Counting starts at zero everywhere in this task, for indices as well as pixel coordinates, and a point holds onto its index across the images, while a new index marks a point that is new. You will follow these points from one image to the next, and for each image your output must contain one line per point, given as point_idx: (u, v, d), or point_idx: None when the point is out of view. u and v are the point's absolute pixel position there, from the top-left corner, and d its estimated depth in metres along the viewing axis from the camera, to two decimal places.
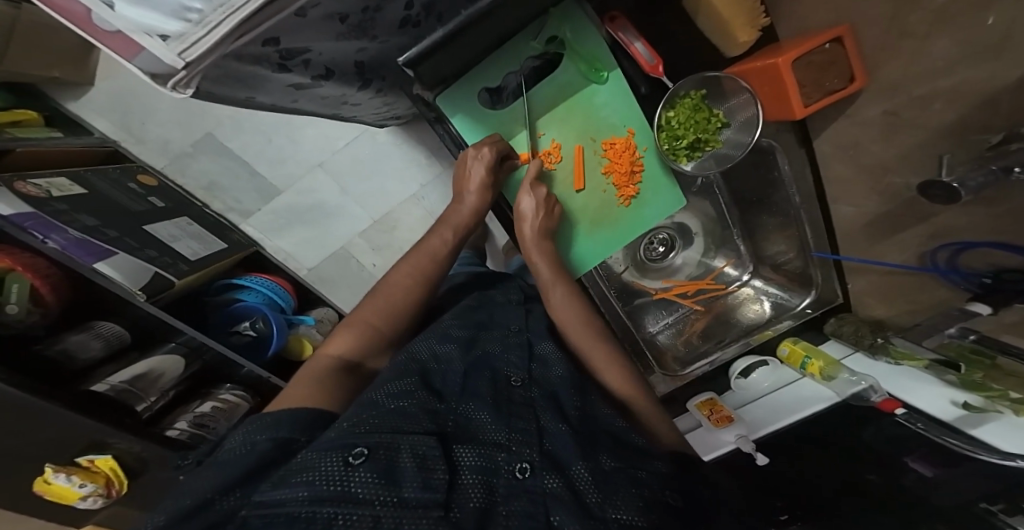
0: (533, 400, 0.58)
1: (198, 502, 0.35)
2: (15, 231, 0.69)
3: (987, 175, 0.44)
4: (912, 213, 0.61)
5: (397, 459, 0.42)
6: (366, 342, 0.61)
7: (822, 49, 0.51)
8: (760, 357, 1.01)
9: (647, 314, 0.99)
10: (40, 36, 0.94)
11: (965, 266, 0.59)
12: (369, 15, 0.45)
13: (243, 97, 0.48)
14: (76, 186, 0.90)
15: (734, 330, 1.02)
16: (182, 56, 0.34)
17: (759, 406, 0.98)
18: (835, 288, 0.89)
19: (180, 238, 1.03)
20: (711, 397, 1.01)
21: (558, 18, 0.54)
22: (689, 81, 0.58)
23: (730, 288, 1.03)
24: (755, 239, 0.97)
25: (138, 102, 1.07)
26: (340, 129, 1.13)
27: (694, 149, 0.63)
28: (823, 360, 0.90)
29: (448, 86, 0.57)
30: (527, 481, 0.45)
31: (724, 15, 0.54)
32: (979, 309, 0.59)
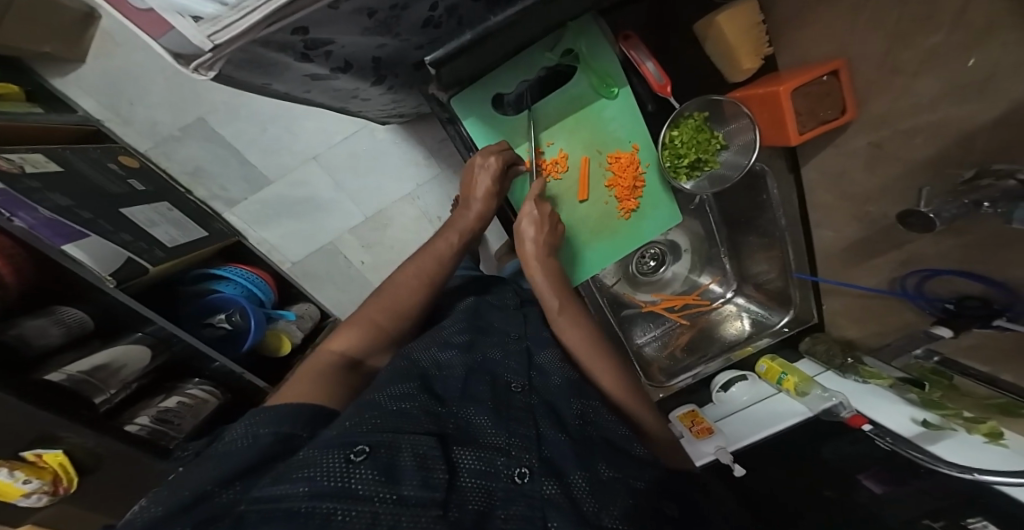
0: (530, 403, 0.59)
1: (197, 495, 0.34)
2: None
3: (960, 208, 0.48)
4: (888, 241, 0.65)
5: (398, 458, 0.41)
6: (373, 340, 0.62)
7: (818, 81, 0.55)
8: (738, 371, 1.03)
9: (635, 326, 1.03)
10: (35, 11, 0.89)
11: (932, 292, 0.64)
12: (395, 12, 0.46)
13: (259, 84, 0.48)
14: (54, 163, 0.85)
15: (716, 345, 1.07)
16: (211, 37, 0.33)
17: (735, 420, 1.01)
18: (812, 309, 0.96)
19: (159, 224, 0.99)
20: (692, 408, 1.03)
21: (574, 33, 0.57)
22: (694, 103, 0.61)
23: (714, 305, 1.07)
24: (741, 258, 1.01)
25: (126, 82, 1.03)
26: (338, 124, 1.11)
27: (694, 168, 0.66)
28: (798, 377, 0.94)
29: (463, 89, 0.58)
30: (526, 484, 0.45)
31: (730, 43, 0.58)
32: (942, 331, 0.64)
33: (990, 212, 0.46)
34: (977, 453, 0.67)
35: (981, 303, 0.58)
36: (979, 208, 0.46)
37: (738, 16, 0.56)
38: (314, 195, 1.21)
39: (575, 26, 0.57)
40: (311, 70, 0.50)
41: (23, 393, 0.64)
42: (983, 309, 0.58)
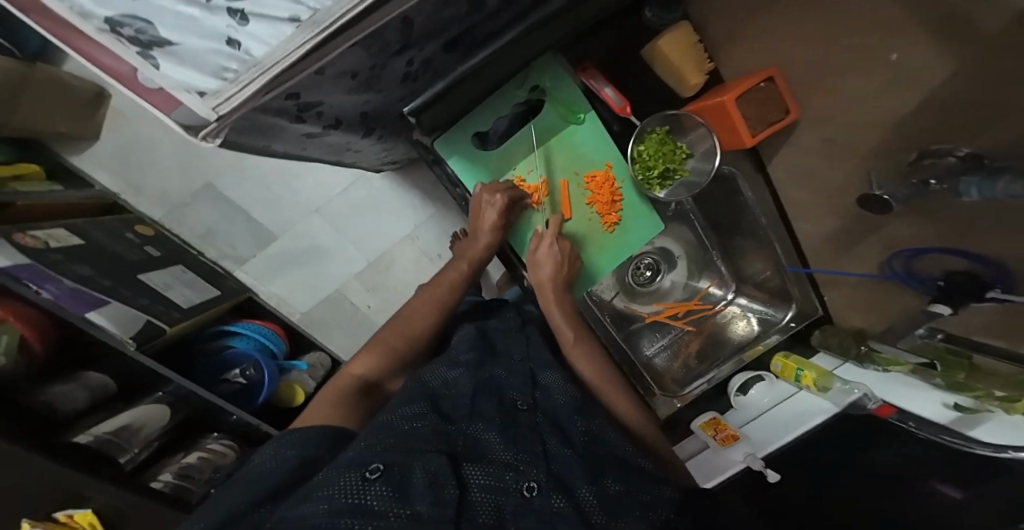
0: (534, 422, 0.60)
1: (238, 511, 0.37)
2: (13, 283, 0.70)
3: (908, 189, 0.53)
4: (864, 228, 0.68)
5: (410, 477, 0.43)
6: (386, 367, 0.65)
7: (758, 87, 0.59)
8: (755, 373, 1.06)
9: (642, 339, 1.06)
10: (51, 91, 1.01)
11: (920, 272, 0.65)
12: (375, 72, 0.52)
13: (261, 147, 0.53)
14: (75, 236, 0.92)
15: (727, 349, 1.07)
16: (215, 109, 0.39)
17: (762, 424, 1.05)
18: (814, 302, 0.95)
19: (174, 286, 1.05)
20: (714, 416, 1.07)
21: (538, 71, 0.63)
22: (654, 118, 0.65)
23: (717, 308, 1.08)
24: (733, 260, 1.03)
25: (141, 156, 1.17)
26: (336, 176, 1.21)
27: (665, 178, 0.69)
28: (815, 373, 0.96)
29: (444, 132, 0.64)
30: (534, 499, 0.47)
31: (674, 63, 0.62)
32: (940, 309, 0.64)
33: (940, 188, 0.49)
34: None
35: (964, 278, 0.59)
36: (928, 185, 0.49)
37: (677, 37, 0.60)
38: (319, 245, 1.28)
39: (537, 65, 0.63)
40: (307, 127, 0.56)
41: (55, 453, 0.67)
42: (970, 284, 0.59)
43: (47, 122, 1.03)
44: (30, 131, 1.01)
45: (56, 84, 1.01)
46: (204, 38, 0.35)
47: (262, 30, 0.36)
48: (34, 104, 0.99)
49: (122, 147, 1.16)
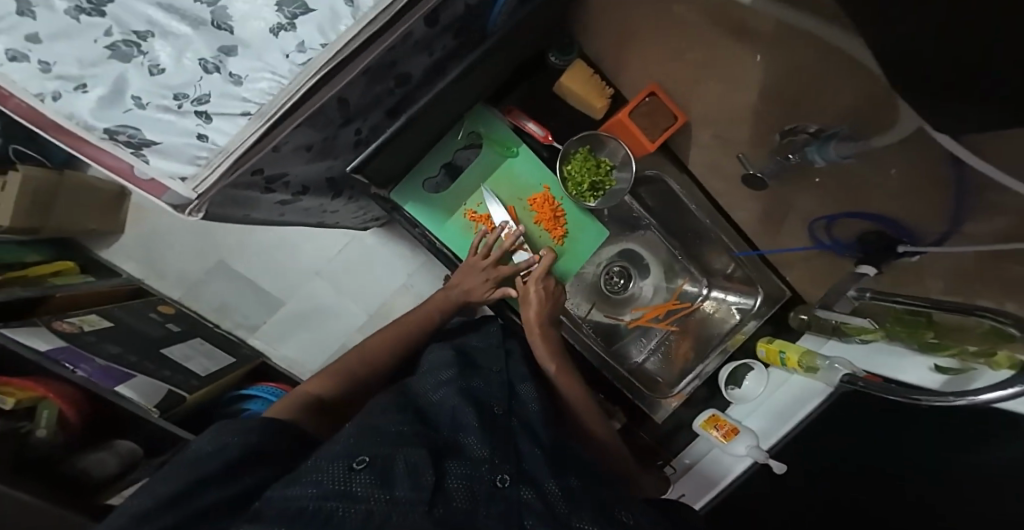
0: (510, 429, 0.64)
1: (181, 492, 0.43)
2: (53, 365, 0.83)
3: (774, 165, 0.71)
4: (785, 201, 0.75)
5: (393, 465, 0.49)
6: (344, 384, 0.71)
7: (644, 101, 0.69)
8: (743, 362, 1.03)
9: (629, 347, 1.08)
10: (80, 194, 1.18)
11: (842, 236, 0.71)
12: (328, 143, 0.63)
13: (241, 216, 0.64)
14: (105, 319, 1.04)
15: (713, 342, 1.06)
16: (195, 190, 0.50)
17: (762, 414, 0.98)
18: (775, 280, 0.98)
19: (193, 357, 1.14)
20: (713, 412, 1.00)
21: (472, 120, 0.75)
22: (574, 141, 0.75)
23: (695, 304, 1.09)
24: (700, 258, 1.08)
25: (160, 243, 1.32)
26: (331, 239, 1.33)
27: (597, 190, 0.76)
28: (798, 353, 0.92)
29: (399, 181, 0.74)
30: (506, 489, 0.52)
31: (578, 94, 0.72)
32: (867, 270, 0.66)
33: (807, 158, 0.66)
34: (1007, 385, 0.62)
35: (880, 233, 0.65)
36: (788, 159, 0.67)
37: (579, 73, 0.72)
38: (321, 305, 1.36)
39: (470, 116, 0.75)
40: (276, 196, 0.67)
41: (89, 512, 0.74)
42: (882, 242, 0.64)
43: (78, 220, 1.20)
44: (64, 230, 1.18)
45: (83, 187, 1.19)
46: (183, 136, 0.48)
47: (225, 126, 0.49)
48: (66, 206, 1.16)
49: (145, 237, 1.32)
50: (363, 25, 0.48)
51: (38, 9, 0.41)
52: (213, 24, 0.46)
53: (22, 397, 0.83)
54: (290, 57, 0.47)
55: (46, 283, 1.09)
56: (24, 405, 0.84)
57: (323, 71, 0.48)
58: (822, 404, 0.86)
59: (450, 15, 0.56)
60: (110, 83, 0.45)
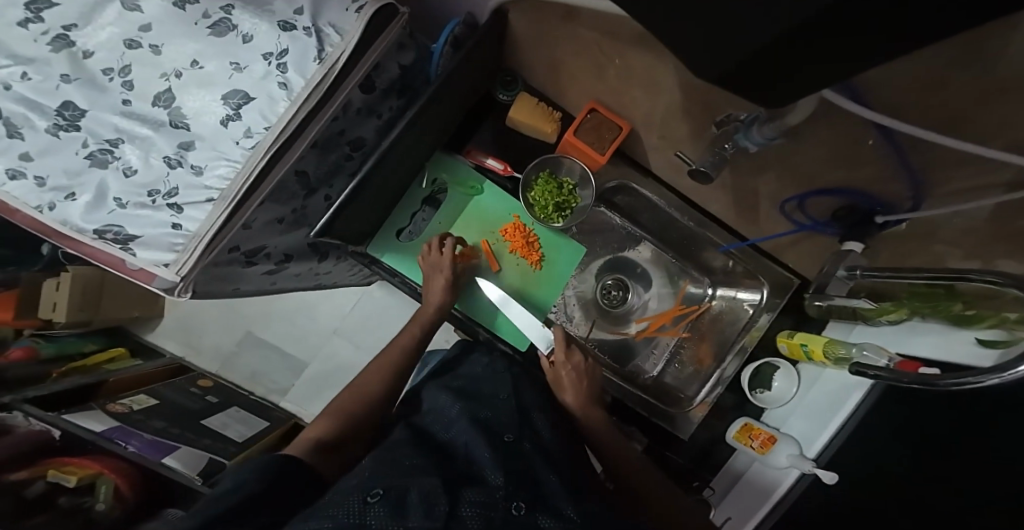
0: (526, 453, 0.59)
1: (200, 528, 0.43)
2: (105, 442, 0.91)
3: (712, 157, 0.64)
4: (746, 183, 0.68)
5: (406, 495, 0.47)
6: (354, 402, 0.67)
7: (586, 118, 0.71)
8: (769, 360, 0.82)
9: (642, 363, 0.96)
10: (123, 286, 1.31)
11: (816, 213, 0.66)
12: (300, 212, 0.66)
13: (231, 289, 0.69)
14: (151, 397, 1.16)
15: (731, 341, 0.89)
16: (178, 272, 0.51)
17: (801, 417, 0.76)
18: (778, 270, 0.80)
19: (230, 425, 1.18)
20: (744, 421, 0.79)
21: (434, 167, 0.79)
22: (533, 166, 0.78)
23: (704, 306, 0.94)
24: (696, 258, 0.93)
25: (195, 322, 1.42)
26: (344, 297, 1.38)
27: (563, 210, 0.79)
28: (821, 342, 0.72)
29: (374, 236, 0.78)
30: (521, 517, 0.48)
31: (528, 123, 0.76)
32: (853, 246, 0.62)
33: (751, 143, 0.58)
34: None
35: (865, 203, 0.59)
36: (725, 149, 0.62)
37: (524, 103, 0.76)
38: (341, 363, 1.38)
39: (433, 163, 0.79)
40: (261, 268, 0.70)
41: None
42: (857, 215, 0.60)
43: (124, 309, 1.32)
44: (113, 320, 1.31)
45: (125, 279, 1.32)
46: (160, 228, 0.52)
47: (194, 213, 0.51)
48: (111, 298, 1.29)
49: (181, 317, 1.42)
50: (298, 106, 0.50)
51: (26, 133, 0.52)
52: (171, 124, 0.52)
53: (82, 474, 0.93)
54: (240, 143, 0.51)
55: (102, 370, 1.22)
56: (85, 481, 0.93)
57: (271, 151, 0.50)
58: (865, 400, 0.64)
59: (386, 79, 0.60)
60: (94, 189, 0.53)
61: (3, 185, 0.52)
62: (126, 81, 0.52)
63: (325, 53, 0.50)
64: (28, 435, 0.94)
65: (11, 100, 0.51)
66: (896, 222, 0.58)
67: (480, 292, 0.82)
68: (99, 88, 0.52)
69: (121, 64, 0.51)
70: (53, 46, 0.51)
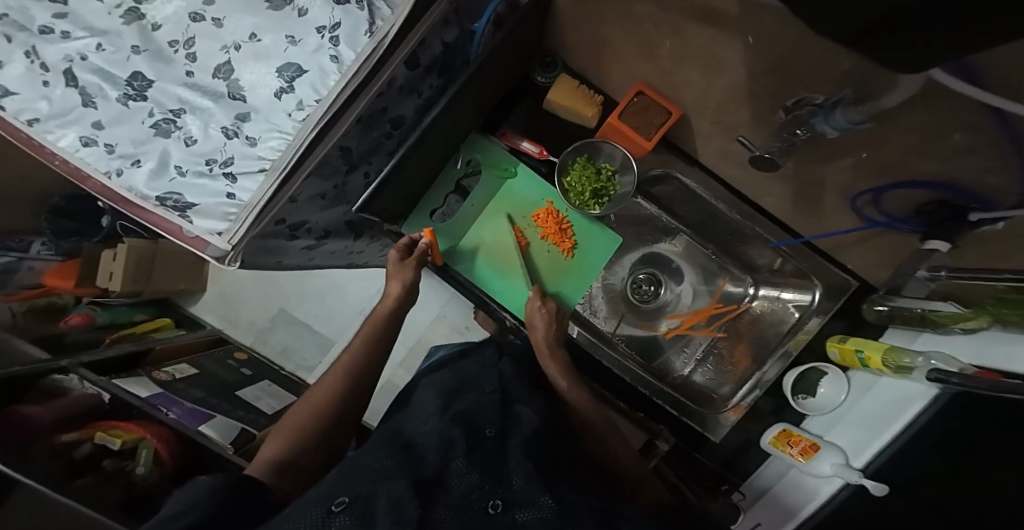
0: (507, 449, 0.55)
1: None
2: (152, 407, 0.96)
3: (781, 142, 0.61)
4: (811, 172, 0.63)
5: (373, 504, 0.43)
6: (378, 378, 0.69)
7: (631, 102, 0.70)
8: (811, 365, 0.78)
9: (671, 359, 0.93)
10: (170, 259, 1.37)
11: (894, 209, 0.60)
12: (340, 188, 0.66)
13: (274, 261, 0.71)
14: (192, 367, 1.22)
15: (773, 342, 0.85)
16: (229, 241, 0.54)
17: (849, 427, 0.71)
18: (836, 273, 0.76)
19: (262, 398, 1.23)
20: (784, 426, 0.77)
21: (468, 149, 0.79)
22: (570, 152, 0.78)
23: (743, 306, 0.91)
24: (738, 253, 0.89)
25: (233, 296, 1.48)
26: (373, 281, 1.41)
27: (601, 198, 0.78)
28: (880, 350, 0.68)
29: (408, 216, 0.79)
30: (498, 516, 0.44)
31: (568, 106, 0.75)
32: (936, 246, 0.57)
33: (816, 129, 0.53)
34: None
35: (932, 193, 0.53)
36: (798, 134, 0.57)
37: (565, 87, 0.76)
38: None
39: (467, 145, 0.79)
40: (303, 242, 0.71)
41: None
42: (947, 211, 0.53)
43: (171, 281, 1.39)
44: (161, 291, 1.38)
45: (172, 252, 1.38)
46: (216, 197, 0.54)
47: (247, 183, 0.53)
48: (159, 271, 1.35)
49: (221, 291, 1.49)
50: (347, 80, 0.51)
51: (98, 101, 0.55)
52: (230, 96, 0.54)
53: (128, 438, 0.97)
54: (292, 115, 0.52)
55: (149, 338, 1.29)
56: (129, 445, 0.97)
57: (320, 125, 0.51)
58: (928, 411, 0.59)
59: (430, 56, 0.59)
60: (157, 157, 0.55)
61: (76, 151, 0.55)
62: (190, 53, 0.54)
63: (376, 28, 0.51)
64: (82, 397, 1.00)
65: (88, 71, 0.55)
66: (993, 220, 0.51)
67: (500, 274, 0.80)
68: (165, 60, 0.54)
69: (186, 37, 0.54)
70: (126, 19, 0.54)
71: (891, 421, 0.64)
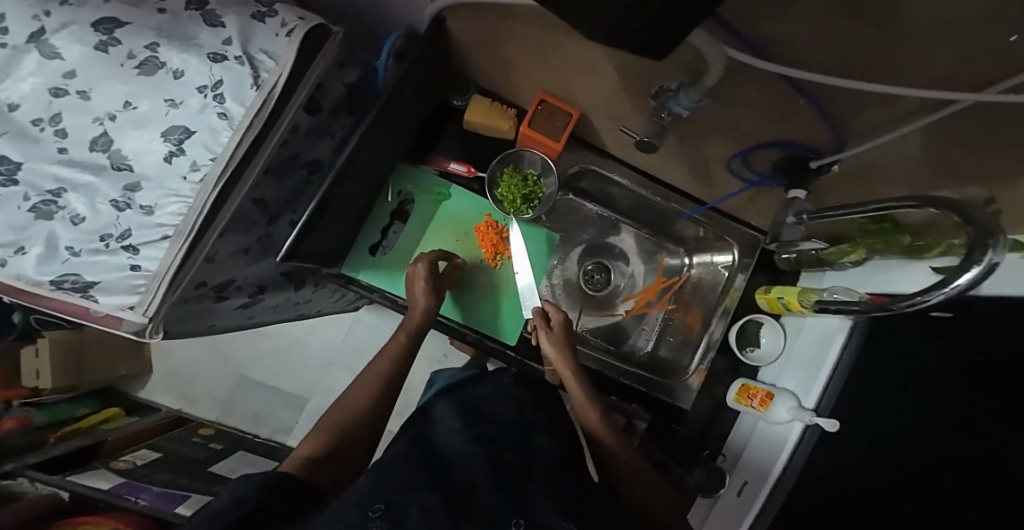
0: (531, 469, 0.53)
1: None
2: (114, 498, 0.89)
3: (654, 126, 0.63)
4: (694, 150, 0.67)
5: (407, 513, 0.42)
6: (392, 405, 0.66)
7: (537, 110, 0.75)
8: (748, 319, 0.82)
9: (633, 339, 0.95)
10: (102, 344, 1.28)
11: (760, 167, 0.64)
12: (264, 240, 0.64)
13: (205, 326, 0.67)
14: (154, 451, 1.15)
15: (711, 300, 0.90)
16: (143, 312, 0.52)
17: (790, 373, 0.73)
18: (742, 229, 0.83)
19: (239, 468, 1.15)
20: (742, 382, 0.78)
21: (396, 181, 0.78)
22: (495, 164, 0.80)
23: (684, 275, 0.94)
24: (666, 231, 0.93)
25: (185, 372, 1.39)
26: (336, 326, 1.37)
27: (532, 200, 0.81)
28: (797, 293, 0.70)
29: (346, 258, 0.76)
30: None
31: (482, 123, 0.78)
32: (797, 195, 0.60)
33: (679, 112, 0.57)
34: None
35: (796, 148, 0.57)
36: (664, 119, 0.61)
37: (479, 106, 0.78)
38: (341, 393, 1.36)
39: (396, 176, 0.78)
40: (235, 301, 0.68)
41: None
42: (795, 164, 0.58)
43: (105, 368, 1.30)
44: (98, 379, 1.29)
45: (105, 337, 1.29)
46: (119, 271, 0.52)
47: (150, 252, 0.51)
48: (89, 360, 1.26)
49: (172, 369, 1.40)
50: (241, 134, 0.49)
51: None
52: (114, 168, 0.52)
53: None
54: (187, 178, 0.50)
55: (99, 431, 1.20)
56: None
57: (220, 184, 0.50)
58: (857, 341, 0.63)
59: (333, 98, 0.59)
60: (45, 241, 0.53)
61: None
62: (58, 129, 0.52)
63: (261, 79, 0.50)
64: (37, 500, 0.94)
65: None
66: (829, 165, 0.56)
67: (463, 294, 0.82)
68: (32, 140, 0.52)
69: (50, 113, 0.51)
70: None
71: (824, 357, 0.67)
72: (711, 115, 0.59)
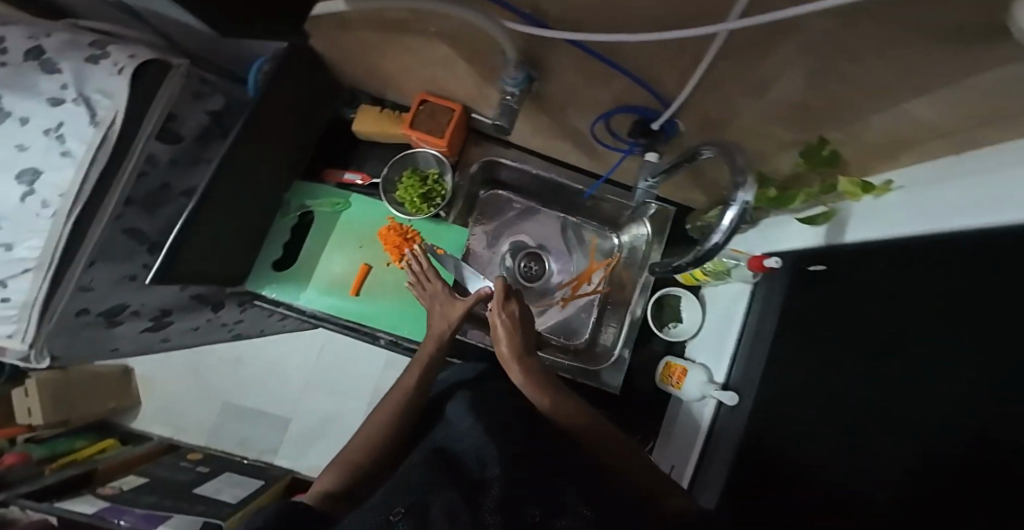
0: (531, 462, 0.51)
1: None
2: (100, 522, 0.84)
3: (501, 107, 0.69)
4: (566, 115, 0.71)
5: (426, 514, 0.43)
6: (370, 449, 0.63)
7: (418, 110, 0.78)
8: (665, 291, 0.86)
9: (571, 325, 0.93)
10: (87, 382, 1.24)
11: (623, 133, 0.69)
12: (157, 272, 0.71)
13: (111, 348, 0.78)
14: (142, 477, 1.09)
15: (638, 267, 0.91)
16: (26, 347, 0.59)
17: (706, 345, 0.77)
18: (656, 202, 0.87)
19: (224, 489, 1.07)
20: (666, 361, 0.82)
21: (297, 196, 0.82)
22: (393, 168, 0.83)
23: (616, 256, 0.94)
24: (591, 210, 0.95)
25: (172, 398, 1.36)
26: (309, 345, 1.32)
27: (433, 198, 0.84)
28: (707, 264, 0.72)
29: (250, 274, 0.80)
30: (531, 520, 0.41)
31: (370, 131, 0.81)
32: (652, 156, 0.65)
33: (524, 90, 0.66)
34: (909, 207, 0.41)
35: (643, 116, 0.61)
36: (508, 101, 0.67)
37: (369, 114, 0.81)
38: (321, 412, 1.30)
39: (295, 192, 0.82)
40: (138, 323, 0.75)
41: None
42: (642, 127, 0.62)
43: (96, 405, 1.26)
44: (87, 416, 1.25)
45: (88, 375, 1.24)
46: None
47: (17, 284, 0.55)
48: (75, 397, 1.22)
49: (158, 398, 1.37)
50: (85, 168, 0.53)
51: None
52: None
53: None
54: (41, 214, 0.53)
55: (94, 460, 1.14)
56: None
57: (72, 215, 0.53)
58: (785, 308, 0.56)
59: (193, 126, 0.63)
60: None
61: None
62: None
63: (98, 116, 0.53)
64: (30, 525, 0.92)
65: None
66: (670, 120, 0.59)
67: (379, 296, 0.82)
68: None
69: None
70: None
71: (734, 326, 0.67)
72: (568, 77, 0.62)
